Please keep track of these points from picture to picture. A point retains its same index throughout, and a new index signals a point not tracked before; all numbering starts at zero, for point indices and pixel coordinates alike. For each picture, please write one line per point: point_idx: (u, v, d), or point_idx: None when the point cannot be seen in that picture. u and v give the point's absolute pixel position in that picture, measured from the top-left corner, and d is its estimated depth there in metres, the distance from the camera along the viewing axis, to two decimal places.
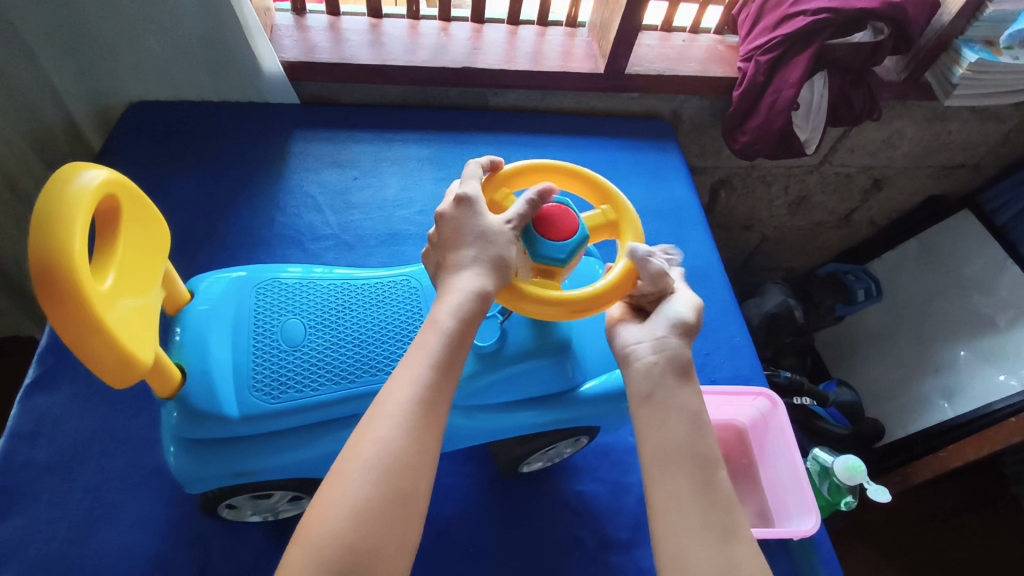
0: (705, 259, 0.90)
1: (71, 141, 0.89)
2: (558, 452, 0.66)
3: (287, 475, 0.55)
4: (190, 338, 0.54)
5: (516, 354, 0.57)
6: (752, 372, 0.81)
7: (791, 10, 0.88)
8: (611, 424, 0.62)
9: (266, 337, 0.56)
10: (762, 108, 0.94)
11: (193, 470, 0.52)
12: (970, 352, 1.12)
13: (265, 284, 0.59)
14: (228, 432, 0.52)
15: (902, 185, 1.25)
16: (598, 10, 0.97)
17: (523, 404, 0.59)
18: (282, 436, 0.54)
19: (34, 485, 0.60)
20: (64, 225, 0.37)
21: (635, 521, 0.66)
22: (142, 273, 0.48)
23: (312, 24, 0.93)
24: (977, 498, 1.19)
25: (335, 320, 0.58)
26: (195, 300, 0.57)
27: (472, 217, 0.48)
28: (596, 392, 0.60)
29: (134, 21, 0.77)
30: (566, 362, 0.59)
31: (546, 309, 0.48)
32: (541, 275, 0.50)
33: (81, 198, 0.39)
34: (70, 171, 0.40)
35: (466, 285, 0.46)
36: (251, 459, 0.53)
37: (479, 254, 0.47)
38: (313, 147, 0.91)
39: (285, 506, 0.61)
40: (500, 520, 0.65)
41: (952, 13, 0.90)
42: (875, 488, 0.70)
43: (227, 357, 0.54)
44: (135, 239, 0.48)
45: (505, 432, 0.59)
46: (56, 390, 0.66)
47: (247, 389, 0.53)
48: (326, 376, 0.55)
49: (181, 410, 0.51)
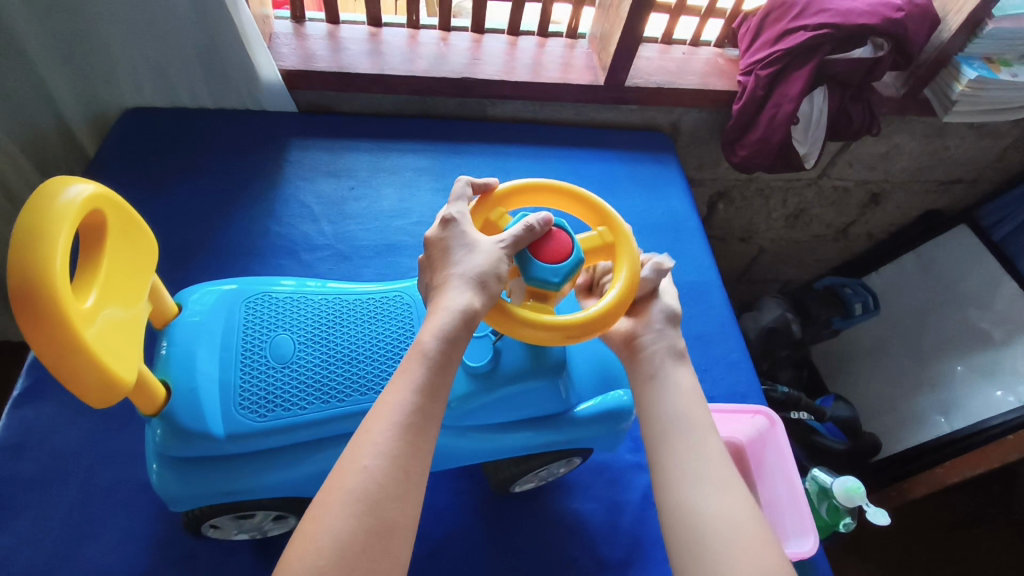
0: (703, 274, 0.89)
1: (65, 146, 0.88)
2: (550, 472, 0.65)
3: (275, 495, 0.54)
4: (177, 354, 0.53)
5: (508, 376, 0.56)
6: (749, 390, 0.80)
7: (792, 24, 0.88)
8: (607, 444, 0.61)
9: (254, 353, 0.55)
10: (762, 122, 0.93)
11: (177, 488, 0.51)
12: (966, 367, 1.12)
13: (255, 299, 0.58)
14: (214, 450, 0.51)
15: (900, 199, 1.25)
16: (598, 22, 0.96)
17: (518, 425, 0.58)
18: (269, 455, 0.53)
19: (21, 500, 0.60)
20: (46, 243, 0.36)
21: (629, 541, 0.66)
22: (128, 288, 0.48)
23: (310, 32, 0.93)
24: (972, 514, 1.19)
25: (326, 337, 0.57)
26: (185, 313, 0.56)
27: (461, 236, 0.48)
28: (591, 413, 0.59)
29: (131, 26, 0.76)
30: (560, 382, 0.58)
31: (547, 334, 0.46)
32: (534, 299, 0.49)
33: (66, 213, 0.38)
34: (56, 185, 0.39)
35: (452, 303, 0.45)
36: (238, 478, 0.52)
37: (466, 271, 0.46)
38: (311, 155, 0.91)
39: (271, 524, 0.60)
40: (494, 540, 0.64)
41: (952, 29, 0.90)
42: (874, 509, 0.70)
43: (214, 374, 0.53)
44: (121, 253, 0.47)
45: (498, 454, 0.58)
46: (43, 403, 0.65)
47: (235, 407, 0.52)
48: (316, 394, 0.54)
49: (166, 428, 0.50)
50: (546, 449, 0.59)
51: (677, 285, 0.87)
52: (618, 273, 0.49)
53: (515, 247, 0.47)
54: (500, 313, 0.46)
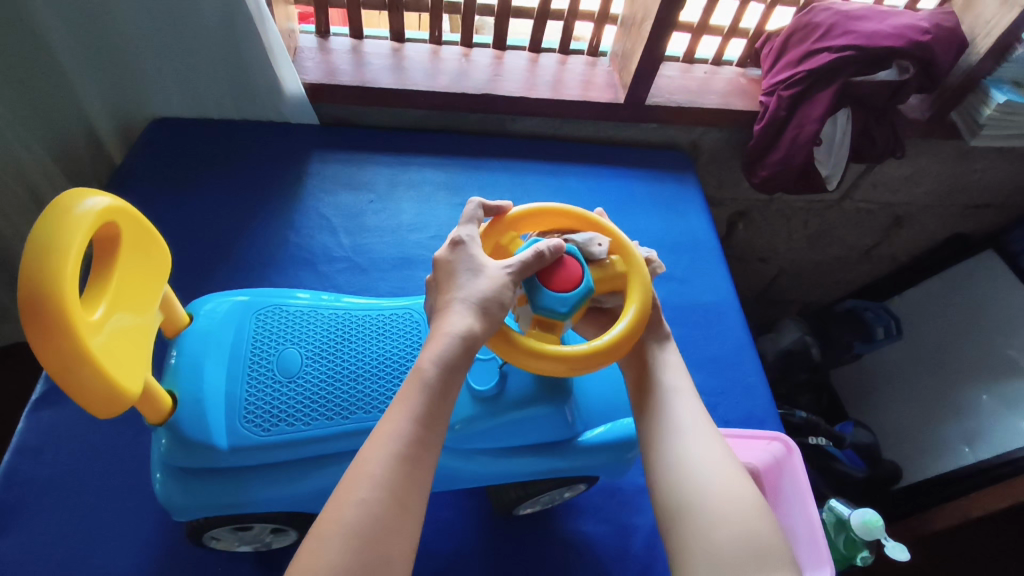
0: (721, 295, 0.88)
1: (92, 153, 0.90)
2: (552, 497, 0.64)
3: (276, 510, 0.54)
4: (186, 364, 0.54)
5: (513, 403, 0.55)
6: (766, 414, 0.78)
7: (816, 45, 0.87)
8: (613, 472, 0.60)
9: (262, 366, 0.55)
10: (784, 143, 0.93)
11: (180, 498, 0.51)
12: (993, 397, 1.08)
13: (265, 311, 0.58)
14: (216, 462, 0.51)
15: (924, 222, 1.23)
16: (620, 40, 0.97)
17: (523, 450, 0.58)
18: (273, 468, 0.53)
19: (35, 504, 0.60)
20: (57, 254, 0.37)
21: (641, 565, 0.65)
22: (138, 301, 0.48)
23: (335, 46, 0.94)
24: (997, 549, 1.15)
25: (333, 352, 0.57)
26: (197, 323, 0.56)
27: (468, 260, 0.48)
28: (596, 442, 0.58)
29: (159, 39, 0.78)
30: (565, 408, 0.57)
31: (540, 362, 0.46)
32: (540, 327, 0.48)
33: (81, 224, 0.39)
34: (73, 196, 0.40)
35: (453, 326, 0.44)
36: (240, 491, 0.52)
37: (470, 295, 0.45)
38: (332, 168, 0.92)
39: (272, 537, 0.60)
40: (500, 560, 0.64)
41: (980, 53, 0.89)
42: (893, 544, 0.68)
43: (220, 386, 0.53)
44: (133, 264, 0.48)
45: (501, 478, 0.58)
46: (60, 406, 0.66)
47: (239, 420, 0.52)
48: (319, 410, 0.54)
49: (170, 438, 0.50)
50: (549, 476, 0.58)
51: (694, 306, 0.86)
52: (627, 306, 0.49)
53: (523, 273, 0.47)
54: (503, 342, 0.46)
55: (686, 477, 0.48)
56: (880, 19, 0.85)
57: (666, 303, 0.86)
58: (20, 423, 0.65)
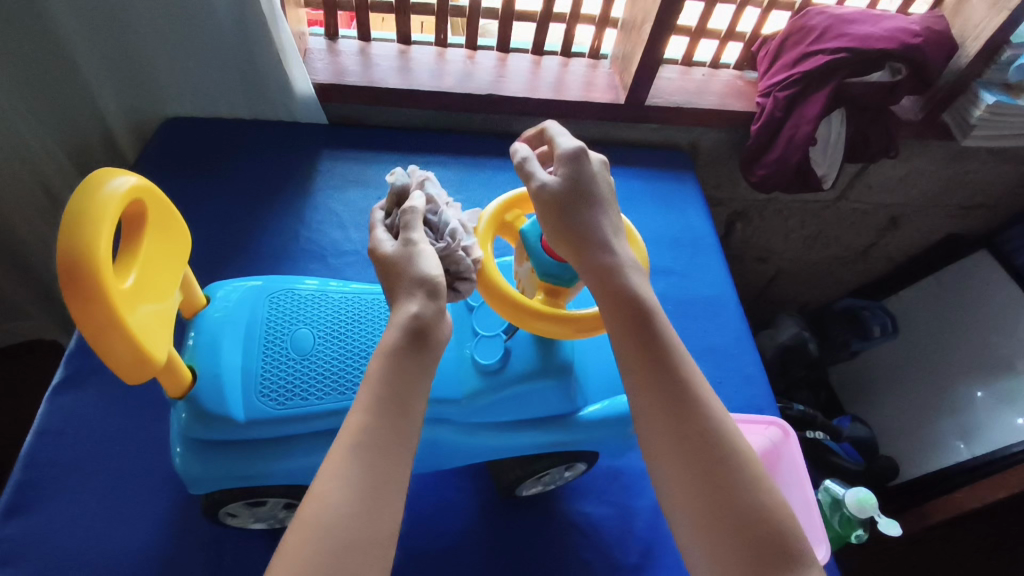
0: (719, 288, 0.91)
1: (108, 152, 0.93)
2: (554, 477, 0.66)
3: (290, 482, 0.56)
4: (203, 342, 0.56)
5: (516, 376, 0.57)
6: (764, 403, 0.80)
7: (811, 47, 0.90)
8: (611, 448, 0.62)
9: (276, 345, 0.57)
10: (780, 142, 0.95)
11: (198, 470, 0.53)
12: (987, 394, 1.10)
13: (278, 294, 0.61)
14: (233, 434, 0.53)
15: (919, 222, 1.26)
16: (620, 43, 0.99)
17: (527, 424, 0.59)
18: (287, 442, 0.55)
19: (56, 485, 0.62)
20: (93, 224, 0.39)
21: (643, 546, 0.66)
22: (164, 277, 0.50)
23: (343, 48, 0.97)
24: (994, 543, 1.17)
25: (343, 332, 0.60)
26: (211, 306, 0.58)
27: (386, 260, 0.48)
28: (598, 417, 0.60)
29: (174, 40, 0.80)
30: (568, 386, 0.59)
31: (563, 329, 0.51)
32: (547, 294, 0.55)
33: (112, 200, 0.41)
34: (103, 176, 0.42)
35: (398, 317, 0.45)
36: (256, 463, 0.54)
37: (404, 286, 0.46)
38: (340, 165, 0.94)
39: (285, 513, 0.62)
40: (506, 540, 0.65)
41: (970, 55, 0.92)
42: (886, 521, 0.70)
43: (237, 362, 0.55)
44: (158, 241, 0.50)
45: (506, 452, 0.59)
46: (81, 390, 0.68)
47: (255, 394, 0.54)
48: (331, 386, 0.56)
49: (190, 410, 0.53)
50: (551, 449, 0.60)
51: (693, 298, 0.89)
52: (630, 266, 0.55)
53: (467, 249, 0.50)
54: (519, 309, 0.51)
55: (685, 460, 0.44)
56: (873, 22, 0.88)
57: (665, 296, 0.88)
58: (41, 407, 0.67)
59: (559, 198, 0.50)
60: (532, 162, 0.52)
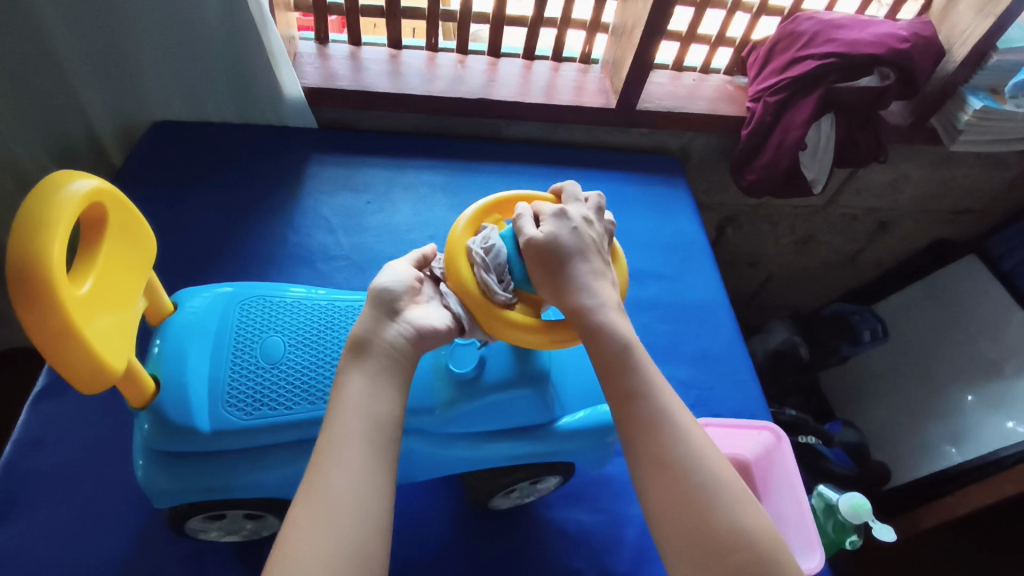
0: (710, 293, 0.90)
1: (94, 156, 0.92)
2: (527, 490, 0.65)
3: (257, 494, 0.55)
4: (169, 349, 0.55)
5: (493, 384, 0.57)
6: (756, 408, 0.80)
7: (800, 52, 0.90)
8: (591, 459, 0.62)
9: (246, 353, 0.56)
10: (770, 147, 0.95)
11: (161, 483, 0.52)
12: (978, 398, 1.10)
13: (249, 301, 0.60)
14: (198, 445, 0.52)
15: (908, 227, 1.26)
16: (611, 48, 0.99)
17: (505, 434, 0.59)
18: (253, 454, 0.54)
19: (36, 495, 0.61)
20: (45, 231, 0.38)
21: (635, 553, 0.66)
22: (124, 284, 0.49)
23: (333, 52, 0.96)
24: (986, 547, 1.17)
25: (315, 340, 0.59)
26: (179, 312, 0.58)
27: None
28: (575, 427, 0.60)
29: (161, 43, 0.80)
30: (543, 395, 0.59)
31: (539, 339, 0.51)
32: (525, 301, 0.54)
33: (69, 204, 0.40)
34: (60, 179, 0.41)
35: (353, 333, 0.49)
36: (221, 475, 0.53)
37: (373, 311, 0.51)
38: (330, 170, 0.93)
39: (248, 524, 0.60)
40: (496, 550, 0.65)
41: (957, 61, 0.92)
42: (880, 526, 0.70)
43: (203, 371, 0.54)
44: (118, 246, 0.49)
45: (483, 463, 0.59)
46: (64, 397, 0.67)
47: (222, 404, 0.53)
48: (301, 395, 0.55)
49: (152, 421, 0.52)
50: (528, 460, 0.60)
51: (684, 303, 0.89)
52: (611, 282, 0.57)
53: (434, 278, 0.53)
54: (486, 317, 0.51)
55: (667, 488, 0.43)
56: (860, 28, 0.89)
57: (657, 301, 0.88)
58: (22, 416, 0.65)
59: (551, 247, 0.51)
60: (527, 218, 0.53)
